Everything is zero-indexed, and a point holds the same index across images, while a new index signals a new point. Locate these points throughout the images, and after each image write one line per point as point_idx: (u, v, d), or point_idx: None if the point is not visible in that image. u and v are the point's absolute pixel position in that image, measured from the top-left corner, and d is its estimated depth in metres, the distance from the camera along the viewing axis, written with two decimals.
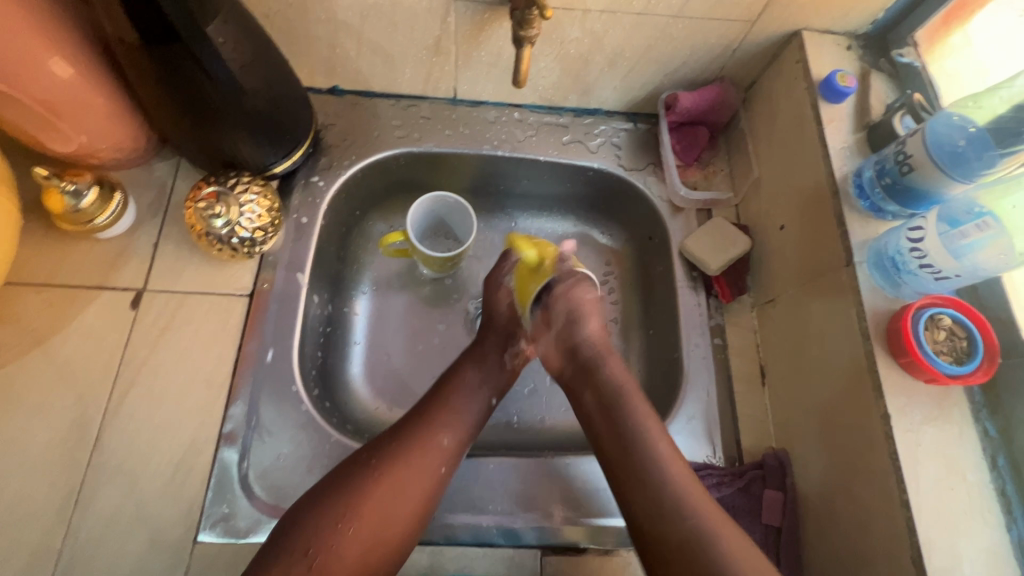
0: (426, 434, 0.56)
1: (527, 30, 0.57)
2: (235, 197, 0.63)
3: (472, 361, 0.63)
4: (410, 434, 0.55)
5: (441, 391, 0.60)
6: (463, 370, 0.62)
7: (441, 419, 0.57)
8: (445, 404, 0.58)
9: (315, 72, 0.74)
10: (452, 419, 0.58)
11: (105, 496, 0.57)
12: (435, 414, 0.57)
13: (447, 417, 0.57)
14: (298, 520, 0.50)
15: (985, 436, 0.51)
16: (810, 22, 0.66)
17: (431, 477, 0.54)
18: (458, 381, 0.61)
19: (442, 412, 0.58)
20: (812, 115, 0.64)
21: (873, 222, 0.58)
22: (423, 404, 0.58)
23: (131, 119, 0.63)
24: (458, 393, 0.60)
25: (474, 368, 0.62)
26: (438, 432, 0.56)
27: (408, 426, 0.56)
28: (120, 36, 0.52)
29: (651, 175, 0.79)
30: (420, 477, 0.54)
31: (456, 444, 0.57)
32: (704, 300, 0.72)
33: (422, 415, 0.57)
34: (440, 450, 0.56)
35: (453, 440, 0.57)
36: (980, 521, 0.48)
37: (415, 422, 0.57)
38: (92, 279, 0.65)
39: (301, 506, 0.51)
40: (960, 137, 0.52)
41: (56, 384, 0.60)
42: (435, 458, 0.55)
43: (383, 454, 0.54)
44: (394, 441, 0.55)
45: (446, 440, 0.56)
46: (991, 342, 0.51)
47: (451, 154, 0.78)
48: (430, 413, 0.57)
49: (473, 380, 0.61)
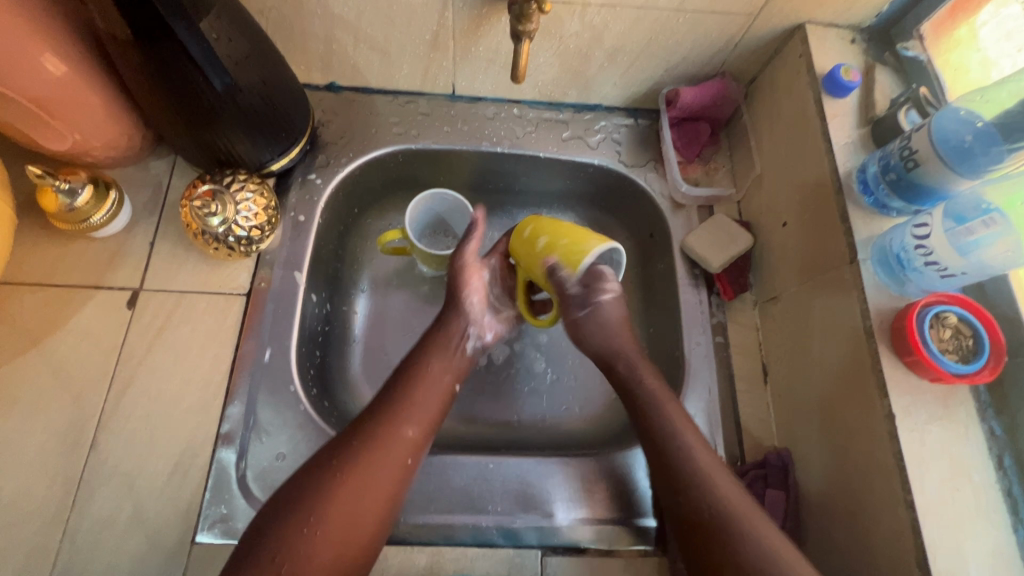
0: (389, 428, 0.54)
1: (526, 25, 0.56)
2: (232, 195, 0.62)
3: (436, 355, 0.61)
4: (372, 430, 0.54)
5: (404, 385, 0.58)
6: (429, 362, 0.61)
7: (404, 412, 0.56)
8: (407, 396, 0.57)
9: (311, 68, 0.73)
10: (415, 411, 0.56)
11: (102, 497, 0.57)
12: (398, 409, 0.56)
13: (410, 410, 0.56)
14: (267, 526, 0.48)
15: (991, 435, 0.50)
16: (813, 16, 0.65)
17: (396, 471, 0.53)
18: (421, 373, 0.59)
19: (405, 405, 0.56)
20: (815, 110, 0.63)
21: (877, 219, 0.57)
22: (385, 399, 0.57)
23: (126, 116, 0.62)
24: (420, 385, 0.58)
25: (437, 360, 0.61)
26: (401, 425, 0.55)
27: (368, 422, 0.55)
28: (112, 32, 0.51)
29: (651, 172, 0.78)
30: (385, 471, 0.52)
31: (420, 435, 0.56)
32: (705, 298, 0.71)
33: (383, 409, 0.55)
34: (404, 442, 0.54)
35: (417, 431, 0.55)
36: (986, 522, 0.47)
37: (375, 417, 0.55)
38: (88, 278, 0.64)
39: (266, 510, 0.49)
40: (967, 133, 0.51)
41: (52, 385, 0.60)
42: (400, 451, 0.54)
43: (346, 453, 0.52)
44: (357, 439, 0.53)
45: (410, 432, 0.55)
46: (998, 340, 0.50)
47: (450, 150, 0.77)
48: (391, 407, 0.56)
49: (436, 370, 0.60)
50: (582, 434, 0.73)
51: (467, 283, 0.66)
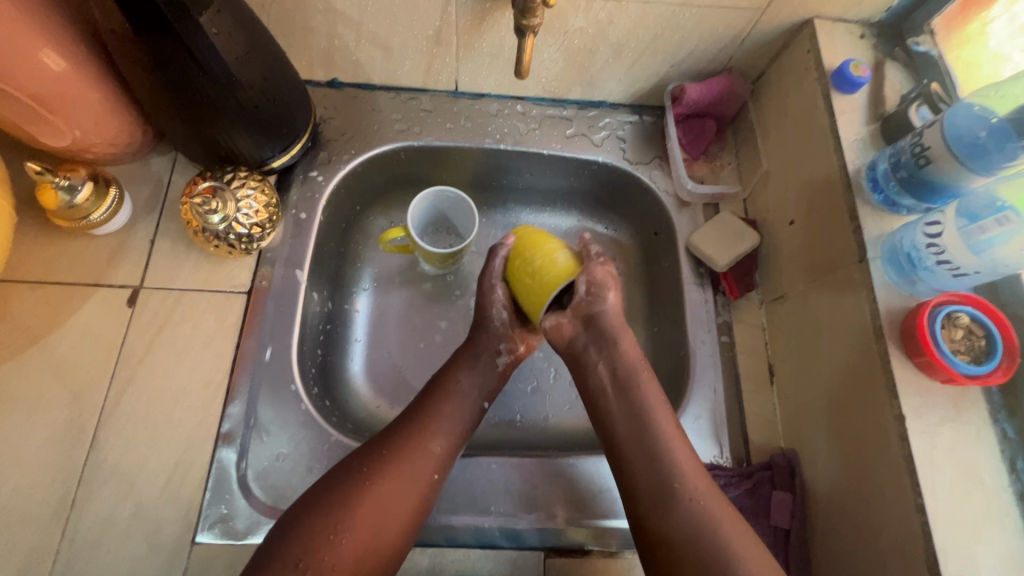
0: (417, 440, 0.54)
1: (530, 19, 0.55)
2: (232, 193, 0.62)
3: (465, 368, 0.60)
4: (401, 440, 0.54)
5: (435, 396, 0.58)
6: (457, 374, 0.60)
7: (434, 426, 0.56)
8: (437, 409, 0.57)
9: (313, 64, 0.73)
10: (444, 425, 0.56)
11: (102, 496, 0.56)
12: (428, 419, 0.56)
13: (440, 424, 0.56)
14: (292, 530, 0.48)
15: (1003, 438, 0.49)
16: (822, 10, 0.64)
17: (423, 486, 0.53)
18: (452, 386, 0.59)
19: (434, 418, 0.56)
20: (823, 106, 0.62)
21: (887, 217, 0.56)
22: (415, 409, 0.57)
23: (126, 113, 0.62)
24: (451, 399, 0.58)
25: (468, 370, 0.60)
26: (430, 440, 0.55)
27: (398, 435, 0.54)
28: (112, 27, 0.50)
29: (656, 169, 0.77)
30: (413, 486, 0.52)
31: (448, 451, 0.56)
32: (711, 297, 0.70)
33: (414, 421, 0.56)
34: (432, 457, 0.54)
35: (445, 446, 0.55)
36: (997, 526, 0.47)
37: (406, 429, 0.55)
38: (88, 276, 0.64)
39: (294, 514, 0.49)
40: (981, 129, 0.50)
41: (52, 383, 0.59)
42: (428, 466, 0.53)
43: (375, 462, 0.52)
44: (386, 448, 0.53)
45: (438, 447, 0.55)
46: (1012, 340, 0.49)
47: (453, 148, 0.77)
48: (422, 420, 0.56)
49: (465, 384, 0.60)
50: (586, 435, 0.73)
51: (490, 296, 0.62)
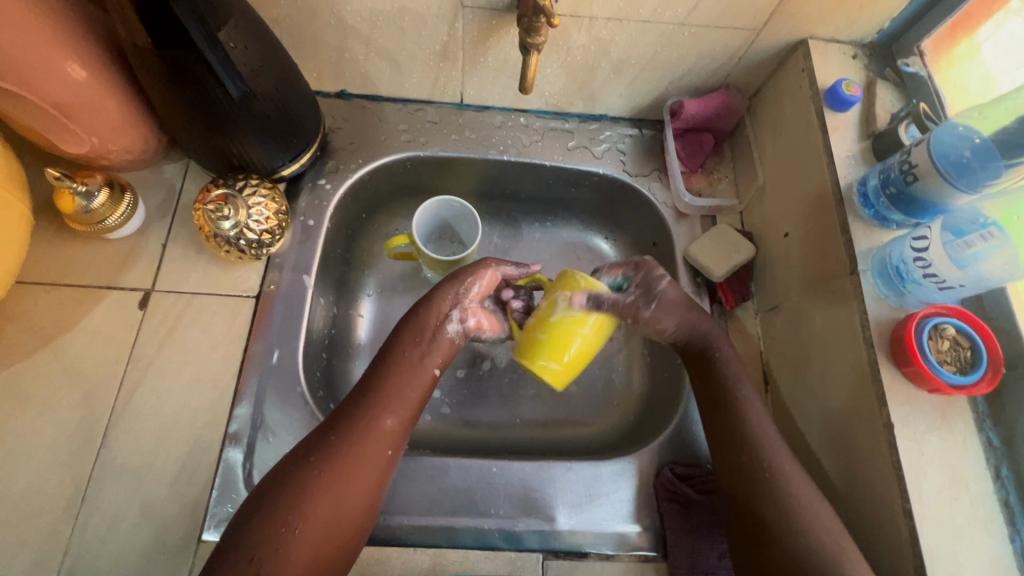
0: (366, 420, 0.54)
1: (534, 37, 0.57)
2: (244, 200, 0.64)
3: (411, 339, 0.60)
4: (351, 424, 0.53)
5: (382, 373, 0.57)
6: (404, 347, 0.59)
7: (382, 403, 0.55)
8: (384, 386, 0.56)
9: (323, 76, 0.75)
10: (394, 401, 0.56)
11: (112, 493, 0.58)
12: (378, 399, 0.55)
13: (389, 400, 0.55)
14: (244, 525, 0.48)
15: (989, 446, 0.51)
16: (816, 31, 0.66)
17: (378, 462, 0.53)
18: (398, 361, 0.58)
19: (384, 395, 0.56)
20: (817, 123, 0.64)
21: (877, 231, 0.58)
22: (363, 390, 0.56)
23: (142, 121, 0.64)
24: (399, 373, 0.57)
25: (414, 344, 0.60)
26: (379, 417, 0.54)
27: (346, 417, 0.54)
28: (133, 40, 0.52)
29: (655, 181, 0.79)
30: (366, 465, 0.52)
31: (399, 427, 0.55)
32: (707, 306, 0.72)
33: (361, 404, 0.55)
34: (383, 434, 0.54)
35: (395, 422, 0.55)
36: (983, 532, 0.48)
37: (354, 410, 0.54)
38: (102, 279, 0.65)
39: (249, 509, 0.49)
40: (966, 148, 0.52)
41: (65, 382, 0.61)
42: (380, 442, 0.54)
43: (324, 449, 0.52)
44: (335, 434, 0.53)
45: (388, 423, 0.55)
46: (995, 351, 0.50)
47: (458, 158, 0.79)
48: (370, 397, 0.55)
49: (414, 357, 0.59)
50: (585, 438, 0.74)
51: (476, 273, 0.64)
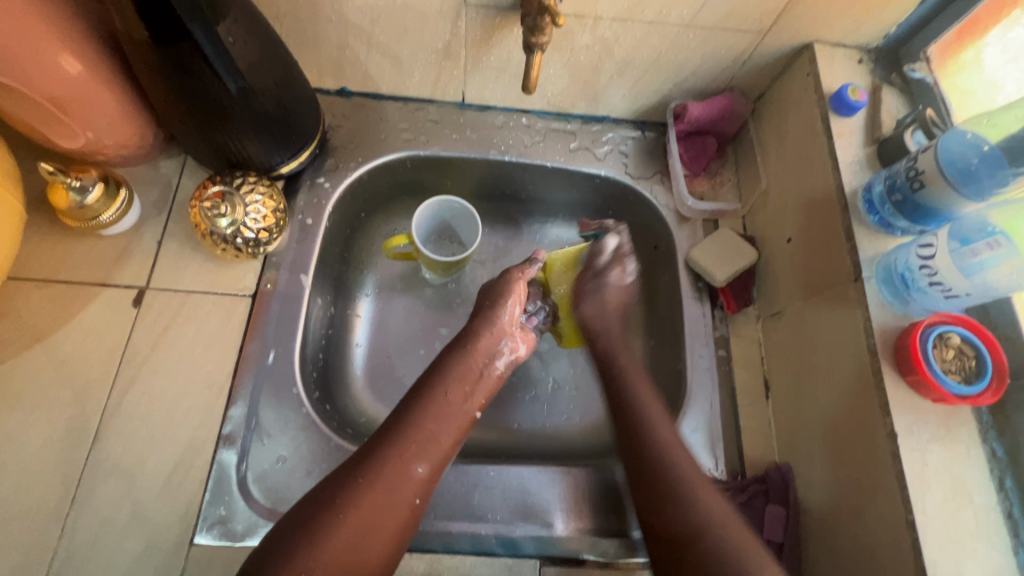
0: (396, 465, 0.53)
1: (538, 37, 0.56)
2: (241, 197, 0.63)
3: (453, 381, 0.60)
4: (380, 466, 0.53)
5: (414, 415, 0.57)
6: (447, 386, 0.60)
7: (415, 447, 0.55)
8: (420, 428, 0.56)
9: (324, 73, 0.74)
10: (427, 447, 0.55)
11: (102, 494, 0.57)
12: (409, 443, 0.55)
13: (422, 445, 0.55)
14: (261, 567, 0.46)
15: (992, 456, 0.50)
16: (822, 35, 0.66)
17: (403, 511, 0.52)
18: (435, 404, 0.58)
19: (415, 438, 0.55)
20: (822, 128, 0.64)
21: (882, 238, 0.57)
22: (393, 431, 0.55)
23: (139, 115, 0.63)
24: (435, 417, 0.57)
25: (457, 382, 0.60)
26: (410, 462, 0.54)
27: (376, 457, 0.53)
28: (130, 33, 0.51)
29: (658, 184, 0.78)
30: (392, 513, 0.52)
31: (430, 474, 0.55)
32: (709, 311, 0.71)
33: (391, 445, 0.54)
34: (411, 482, 0.53)
35: (427, 469, 0.55)
36: (986, 544, 0.47)
37: (383, 452, 0.54)
38: (95, 276, 0.64)
39: (267, 549, 0.48)
40: (973, 155, 0.51)
41: (57, 380, 0.60)
42: (409, 491, 0.53)
43: (350, 492, 0.51)
44: (362, 476, 0.52)
45: (418, 470, 0.54)
46: (1000, 360, 0.50)
47: (459, 158, 0.78)
48: (402, 438, 0.55)
49: (453, 401, 0.59)
50: (583, 443, 0.74)
51: (511, 292, 0.66)
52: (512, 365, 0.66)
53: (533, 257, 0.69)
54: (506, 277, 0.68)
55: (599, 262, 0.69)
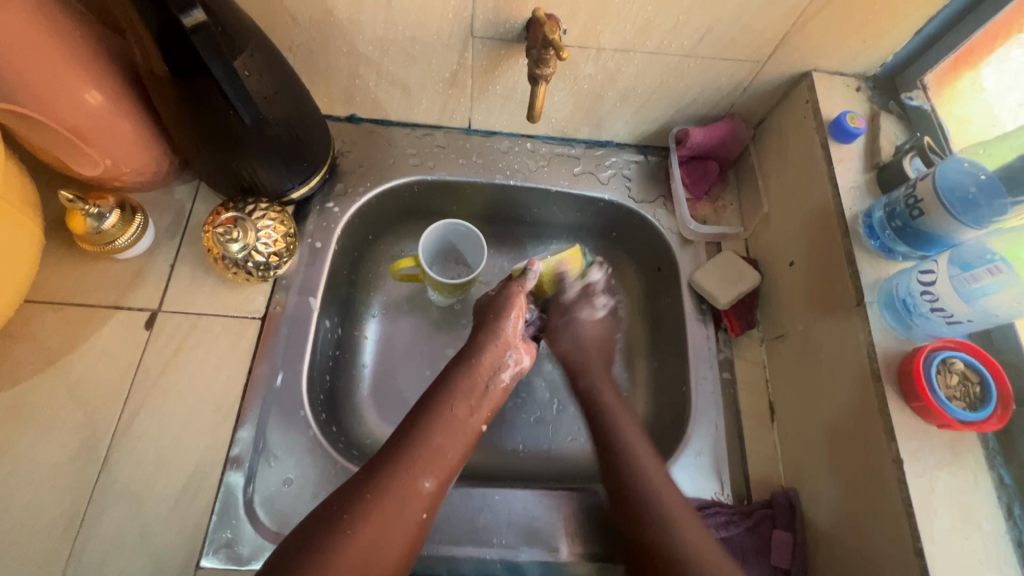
0: (404, 480, 0.54)
1: (543, 69, 0.58)
2: (253, 223, 0.64)
3: (459, 396, 0.61)
4: (387, 481, 0.53)
5: (421, 430, 0.57)
6: (452, 401, 0.61)
7: (423, 461, 0.55)
8: (426, 442, 0.57)
9: (334, 101, 0.76)
10: (434, 462, 0.56)
11: (111, 515, 0.57)
12: (416, 457, 0.55)
13: (429, 460, 0.56)
14: None
15: (1000, 483, 0.50)
16: (820, 64, 0.67)
17: (411, 525, 0.53)
18: (443, 417, 0.59)
19: (422, 453, 0.56)
20: (822, 154, 0.65)
21: (884, 262, 0.58)
22: (399, 445, 0.56)
23: (155, 143, 0.65)
24: (442, 430, 0.58)
25: (463, 397, 0.61)
26: (417, 476, 0.54)
27: (384, 472, 0.54)
28: (152, 68, 0.54)
29: (661, 208, 0.79)
30: (400, 527, 0.52)
31: (437, 488, 0.56)
32: (713, 333, 0.72)
33: (398, 460, 0.55)
34: (419, 496, 0.54)
35: (434, 483, 0.55)
36: (996, 572, 0.47)
37: (390, 467, 0.54)
38: (109, 298, 0.66)
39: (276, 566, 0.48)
40: (971, 184, 0.52)
41: (68, 402, 0.61)
42: (417, 505, 0.53)
43: (357, 508, 0.51)
44: (370, 491, 0.52)
45: (426, 484, 0.55)
46: (1005, 386, 0.50)
47: (465, 182, 0.80)
48: (410, 453, 0.55)
49: (460, 415, 0.60)
50: (588, 466, 0.74)
51: (508, 307, 0.68)
52: (518, 378, 0.67)
53: (527, 270, 0.70)
54: (506, 292, 0.70)
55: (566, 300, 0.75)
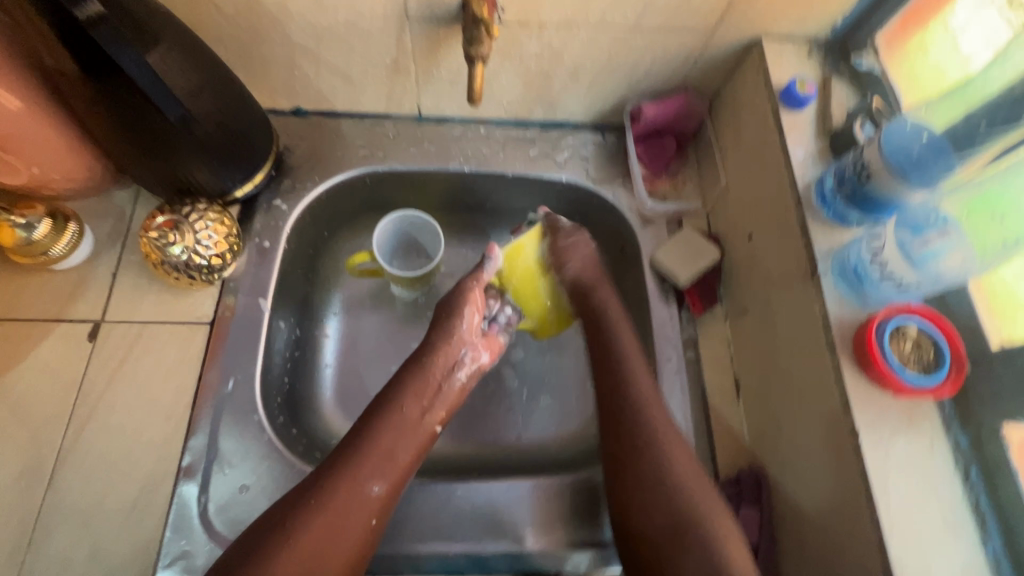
0: (350, 486, 0.53)
1: (478, 48, 0.56)
2: (191, 225, 0.62)
3: (411, 396, 0.60)
4: (331, 489, 0.53)
5: (370, 433, 0.57)
6: (404, 402, 0.60)
7: (371, 467, 0.55)
8: (375, 446, 0.56)
9: (275, 94, 0.74)
10: (383, 466, 0.55)
11: (60, 534, 0.55)
12: (363, 462, 0.55)
13: (378, 465, 0.55)
14: None
15: (957, 448, 0.49)
16: (769, 30, 0.65)
17: (360, 532, 0.52)
18: (391, 419, 0.58)
19: (370, 458, 0.55)
20: (774, 122, 0.63)
21: (837, 231, 0.56)
22: (346, 451, 0.56)
23: (84, 148, 0.62)
24: (391, 433, 0.57)
25: (415, 396, 0.60)
26: (366, 482, 0.54)
27: (329, 480, 0.53)
28: (62, 69, 0.51)
29: (620, 187, 0.78)
30: (346, 535, 0.52)
31: (387, 494, 0.55)
32: (676, 313, 0.71)
33: (346, 466, 0.54)
34: (367, 502, 0.54)
35: (383, 489, 0.55)
36: (954, 539, 0.46)
37: (336, 474, 0.54)
38: (50, 311, 0.63)
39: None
40: (917, 143, 0.50)
41: (10, 422, 0.59)
42: (364, 512, 0.53)
43: (300, 517, 0.51)
44: (313, 500, 0.52)
45: (376, 488, 0.54)
46: (958, 351, 0.49)
47: (418, 171, 0.78)
48: (357, 458, 0.55)
49: (410, 417, 0.59)
50: (559, 454, 0.73)
51: (466, 301, 0.66)
52: (479, 375, 0.66)
53: (488, 258, 0.67)
54: (459, 287, 0.67)
55: (525, 272, 0.69)
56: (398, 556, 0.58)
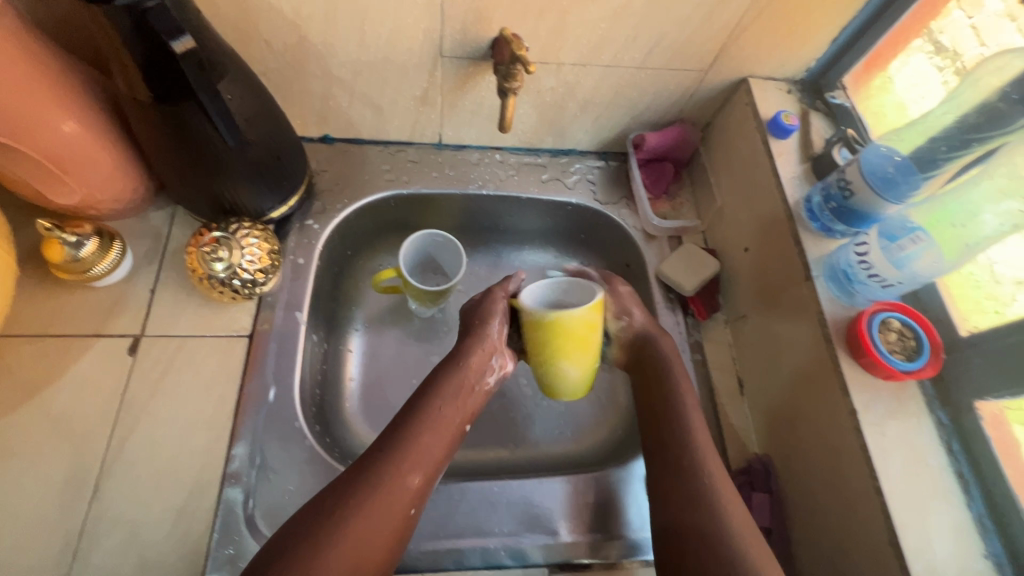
0: (393, 476, 0.55)
1: (512, 82, 0.63)
2: (237, 241, 0.66)
3: (447, 397, 0.62)
4: (377, 478, 0.54)
5: (411, 429, 0.59)
6: (440, 403, 0.62)
7: (412, 460, 0.57)
8: (415, 442, 0.58)
9: (307, 122, 0.79)
10: (420, 459, 0.57)
11: (107, 544, 0.56)
12: (405, 454, 0.57)
13: (418, 458, 0.57)
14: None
15: (940, 424, 0.57)
16: (755, 71, 0.75)
17: (400, 521, 0.54)
18: (430, 417, 0.60)
19: (410, 452, 0.57)
20: (764, 149, 0.72)
21: (825, 241, 0.65)
22: (388, 444, 0.57)
23: (130, 170, 0.65)
24: (430, 431, 0.59)
25: (450, 395, 0.63)
26: (407, 473, 0.56)
27: (372, 471, 0.55)
28: (133, 95, 0.55)
29: (624, 208, 0.85)
30: (389, 521, 0.53)
31: (424, 485, 0.57)
32: (682, 318, 0.77)
33: (389, 457, 0.56)
34: (409, 492, 0.55)
35: (421, 480, 0.57)
36: (944, 501, 0.53)
37: (379, 464, 0.55)
38: (89, 327, 0.65)
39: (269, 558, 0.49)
40: (890, 165, 0.60)
41: (53, 435, 0.60)
42: (406, 501, 0.55)
43: (349, 504, 0.52)
44: (358, 488, 0.53)
45: (414, 481, 0.56)
46: (935, 340, 0.58)
47: (440, 194, 0.83)
48: (398, 451, 0.57)
49: (446, 416, 0.61)
50: (578, 455, 0.77)
51: (493, 313, 0.68)
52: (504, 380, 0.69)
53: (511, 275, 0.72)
54: (489, 297, 0.70)
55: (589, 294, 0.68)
56: (441, 552, 0.61)
